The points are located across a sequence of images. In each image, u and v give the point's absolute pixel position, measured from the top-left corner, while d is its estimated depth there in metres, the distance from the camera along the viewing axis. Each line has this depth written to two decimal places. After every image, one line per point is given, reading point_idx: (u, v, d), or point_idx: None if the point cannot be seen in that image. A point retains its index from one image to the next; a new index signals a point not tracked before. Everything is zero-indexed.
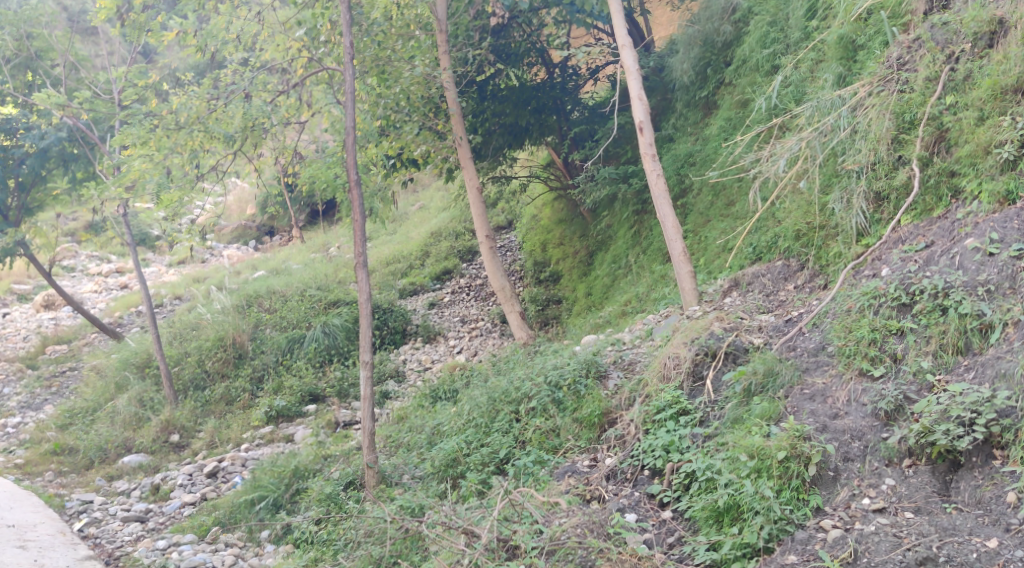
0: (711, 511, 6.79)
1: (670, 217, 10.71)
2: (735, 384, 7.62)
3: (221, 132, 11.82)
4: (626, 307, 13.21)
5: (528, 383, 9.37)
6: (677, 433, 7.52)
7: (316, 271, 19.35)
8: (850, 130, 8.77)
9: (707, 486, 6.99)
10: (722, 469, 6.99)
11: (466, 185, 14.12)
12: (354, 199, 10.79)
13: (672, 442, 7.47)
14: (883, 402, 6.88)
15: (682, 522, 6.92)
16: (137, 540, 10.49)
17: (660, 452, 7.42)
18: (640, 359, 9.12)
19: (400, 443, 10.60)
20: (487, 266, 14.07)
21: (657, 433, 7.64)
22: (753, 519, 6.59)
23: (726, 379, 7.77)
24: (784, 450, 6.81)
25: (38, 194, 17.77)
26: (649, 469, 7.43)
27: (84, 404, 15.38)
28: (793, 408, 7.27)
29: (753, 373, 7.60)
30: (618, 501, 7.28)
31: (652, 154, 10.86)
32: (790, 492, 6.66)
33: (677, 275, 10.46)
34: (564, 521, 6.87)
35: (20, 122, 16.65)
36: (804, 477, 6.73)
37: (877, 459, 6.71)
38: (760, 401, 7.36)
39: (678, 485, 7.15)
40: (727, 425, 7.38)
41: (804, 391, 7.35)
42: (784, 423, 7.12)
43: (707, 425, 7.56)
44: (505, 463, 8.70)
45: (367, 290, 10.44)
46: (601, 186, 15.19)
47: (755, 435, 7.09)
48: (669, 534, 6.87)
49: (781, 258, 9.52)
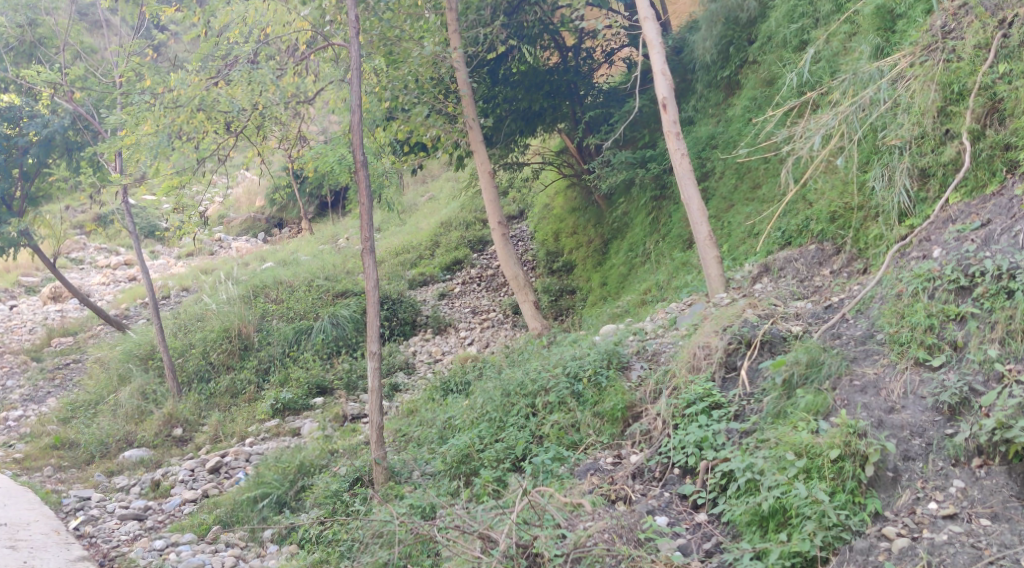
0: (754, 515, 6.24)
1: (695, 200, 10.14)
2: (775, 375, 7.04)
3: (227, 101, 11.10)
4: (645, 296, 12.61)
5: (544, 375, 8.82)
6: (710, 429, 6.96)
7: (324, 262, 18.83)
8: (891, 104, 8.21)
9: (748, 487, 6.44)
10: (765, 469, 6.41)
11: (477, 170, 13.57)
12: (360, 181, 10.16)
13: (706, 438, 6.92)
14: (945, 394, 6.34)
15: (719, 527, 6.39)
16: (134, 539, 10.00)
17: (692, 449, 6.88)
18: (665, 350, 8.54)
19: (410, 437, 10.08)
20: (499, 254, 13.50)
21: (688, 428, 7.07)
22: (803, 525, 6.03)
23: (763, 370, 7.20)
24: (837, 448, 6.23)
25: (41, 184, 17.09)
26: (681, 467, 6.90)
27: (86, 396, 14.91)
28: (844, 401, 6.68)
29: (794, 363, 7.04)
30: (646, 502, 6.76)
31: (676, 132, 10.25)
32: (844, 495, 6.10)
33: (702, 261, 9.89)
34: (590, 526, 6.34)
35: (23, 110, 16.00)
36: (858, 478, 6.16)
37: (942, 458, 6.17)
38: (804, 394, 6.80)
39: (714, 486, 6.62)
40: (768, 420, 6.82)
41: (854, 382, 6.77)
42: (834, 417, 6.57)
43: (743, 420, 7.00)
44: (522, 460, 8.16)
45: (374, 277, 9.90)
46: (617, 171, 14.59)
47: (801, 431, 6.54)
48: (706, 540, 6.33)
49: (814, 242, 8.99)
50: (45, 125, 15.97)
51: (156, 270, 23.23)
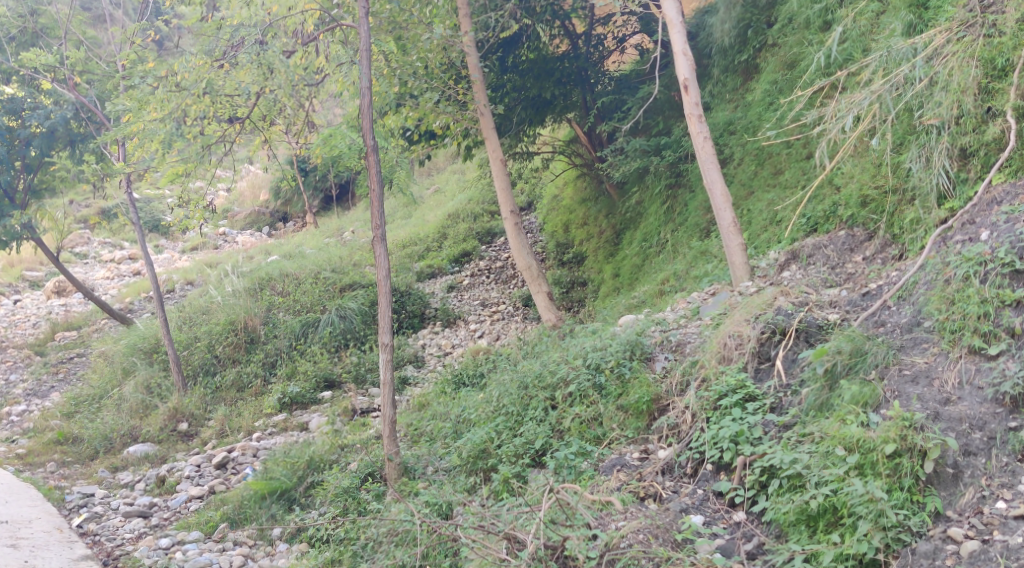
0: (800, 514, 5.92)
1: (718, 185, 9.78)
2: (816, 365, 6.68)
3: (233, 80, 10.86)
4: (662, 286, 12.17)
5: (564, 367, 8.50)
6: (747, 422, 6.63)
7: (330, 254, 18.48)
8: (928, 82, 7.84)
9: (792, 484, 6.11)
10: (812, 465, 6.09)
11: (489, 157, 13.22)
12: (370, 167, 9.80)
13: (742, 432, 6.58)
14: (1005, 385, 5.97)
15: (760, 526, 6.10)
16: (139, 538, 9.67)
17: (727, 444, 6.54)
18: (691, 340, 8.15)
19: (422, 432, 9.75)
20: (511, 244, 13.13)
21: (722, 422, 6.74)
22: (858, 526, 5.72)
23: (800, 360, 6.88)
24: (893, 443, 5.89)
25: (44, 176, 16.58)
26: (714, 463, 6.58)
27: (90, 390, 14.59)
28: (894, 392, 6.34)
29: (837, 353, 6.68)
30: (680, 501, 6.48)
31: (698, 115, 9.91)
32: (902, 494, 5.77)
33: (727, 249, 9.55)
34: (623, 525, 6.05)
35: (25, 101, 15.75)
36: (916, 475, 5.84)
37: (1005, 453, 5.81)
38: (849, 385, 6.45)
39: (752, 483, 6.29)
40: (809, 413, 6.50)
41: (903, 372, 6.44)
42: (885, 410, 6.22)
43: (781, 412, 6.68)
44: (542, 455, 7.82)
45: (385, 267, 9.54)
46: (631, 159, 14.21)
47: (849, 425, 6.19)
48: (747, 540, 6.03)
49: (845, 228, 8.66)
50: (48, 115, 15.68)
51: (160, 264, 22.90)
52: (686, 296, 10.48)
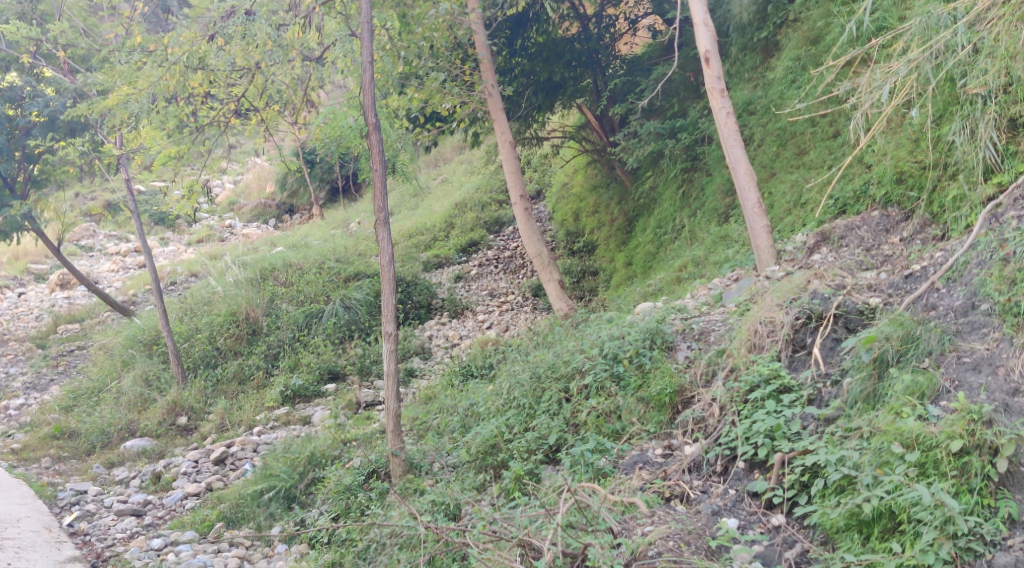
0: (852, 519, 5.41)
1: (742, 163, 9.23)
2: (863, 353, 6.15)
3: (218, 56, 10.49)
4: (680, 272, 11.57)
5: (579, 356, 7.97)
6: (783, 416, 6.11)
7: (335, 244, 17.94)
8: (972, 49, 7.26)
9: (840, 485, 5.61)
10: (862, 464, 5.58)
11: (497, 140, 12.66)
12: (372, 145, 9.25)
13: (779, 427, 6.05)
14: None
15: (802, 530, 5.61)
16: (131, 538, 9.18)
17: (763, 439, 6.02)
18: (715, 328, 7.63)
19: (429, 426, 9.24)
20: (521, 230, 12.56)
21: (755, 415, 6.22)
22: (920, 533, 5.21)
23: (841, 348, 6.36)
24: (961, 440, 5.37)
25: (45, 166, 16.17)
26: (747, 460, 6.06)
27: (89, 384, 14.12)
28: (954, 381, 5.80)
29: (885, 340, 6.14)
30: (711, 502, 5.98)
31: (720, 89, 9.36)
32: (972, 498, 5.25)
33: (751, 231, 9.03)
34: (650, 531, 5.59)
35: (24, 89, 15.11)
36: (987, 474, 5.30)
37: None
38: (901, 375, 5.92)
39: (792, 483, 5.78)
40: (854, 405, 5.98)
41: (962, 360, 5.89)
42: (946, 402, 5.70)
43: (820, 405, 6.15)
44: (556, 451, 7.31)
45: (388, 253, 9.02)
46: (645, 143, 13.66)
47: (903, 420, 5.68)
48: (788, 547, 5.54)
49: (878, 209, 8.18)
50: (48, 104, 15.10)
51: (165, 256, 22.41)
52: (706, 283, 9.95)
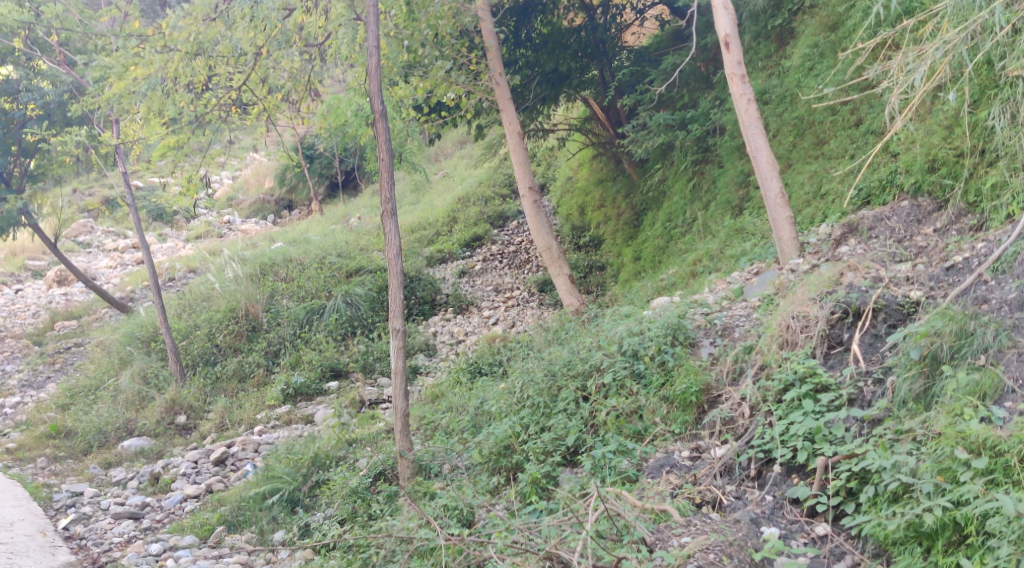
0: (913, 531, 5.09)
1: (764, 152, 8.90)
2: (912, 350, 5.82)
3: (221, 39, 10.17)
4: (694, 266, 11.18)
5: (597, 353, 7.62)
6: (824, 417, 5.81)
7: (336, 239, 17.58)
8: (1011, 30, 6.91)
9: (895, 493, 5.29)
10: (919, 471, 5.26)
11: (505, 130, 12.29)
12: (378, 133, 8.87)
13: (820, 429, 5.76)
14: None
15: (849, 541, 5.33)
16: (128, 542, 8.83)
17: (804, 442, 5.72)
18: (739, 324, 7.31)
19: (437, 426, 8.91)
20: (529, 223, 12.20)
21: (792, 416, 5.92)
22: (991, 547, 4.87)
23: (885, 345, 6.04)
24: None
25: (42, 160, 15.77)
26: (785, 464, 5.78)
27: (87, 381, 13.76)
28: (1018, 379, 5.43)
29: (933, 335, 5.80)
30: (748, 509, 5.70)
31: (741, 75, 9.02)
32: None
33: (773, 223, 8.69)
34: (688, 542, 5.40)
35: (20, 82, 14.74)
36: None
37: None
38: (956, 373, 5.57)
39: (839, 489, 5.48)
40: (900, 406, 5.68)
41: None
42: (1010, 403, 5.36)
43: (863, 405, 5.84)
44: (574, 453, 6.98)
45: (396, 245, 8.66)
46: (654, 135, 13.09)
47: (966, 422, 5.33)
48: (836, 560, 5.28)
49: (907, 198, 7.87)
50: (43, 97, 14.72)
51: (164, 252, 22.01)
52: (724, 277, 9.60)
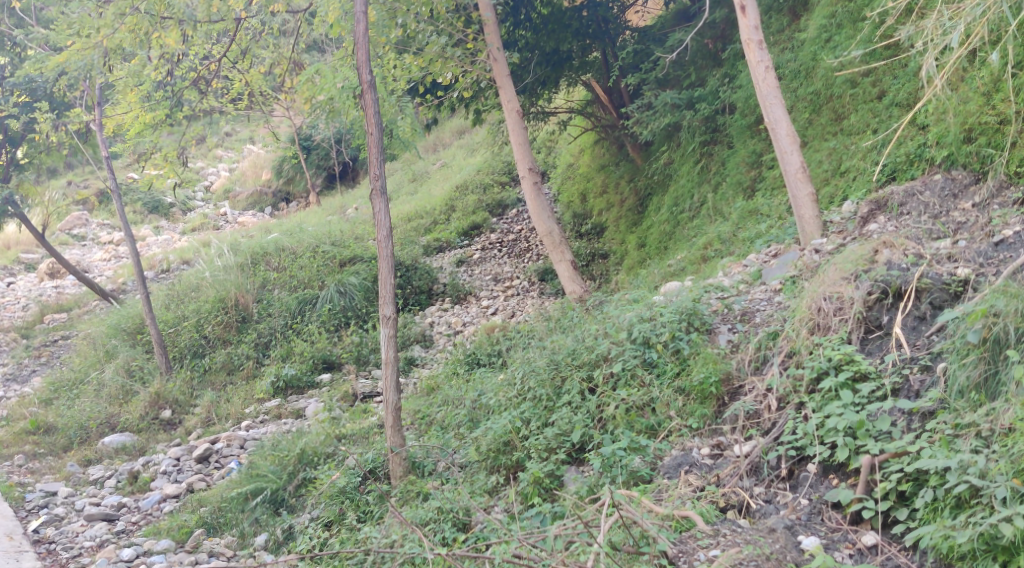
0: (989, 544, 4.45)
1: (784, 124, 8.30)
2: (969, 332, 5.18)
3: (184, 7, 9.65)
4: (705, 251, 10.53)
5: (604, 341, 7.00)
6: (866, 410, 5.22)
7: (330, 228, 16.91)
8: None
9: (961, 498, 4.68)
10: (990, 472, 4.65)
11: (504, 109, 11.59)
12: (366, 106, 8.18)
13: (862, 423, 5.18)
14: None
15: (904, 553, 4.73)
16: (100, 547, 8.19)
17: (845, 438, 5.14)
18: (760, 309, 6.77)
19: (432, 421, 8.28)
20: (529, 207, 11.51)
21: (829, 409, 5.33)
22: None
23: (931, 330, 5.49)
24: None
25: (30, 150, 15.05)
26: (821, 463, 5.21)
27: (71, 374, 13.12)
28: None
29: (994, 315, 5.13)
30: (782, 516, 5.12)
31: (758, 40, 8.38)
32: None
33: (794, 201, 8.09)
34: (718, 555, 4.83)
35: (6, 68, 14.14)
36: None
37: None
38: (1021, 358, 4.91)
39: (889, 493, 4.88)
40: (957, 396, 5.08)
41: None
42: None
43: (910, 395, 5.26)
44: (580, 450, 6.38)
45: (386, 227, 8.01)
46: (660, 115, 12.33)
47: None
48: None
49: (940, 172, 7.28)
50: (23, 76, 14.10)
51: (159, 244, 21.33)
52: (739, 261, 8.97)
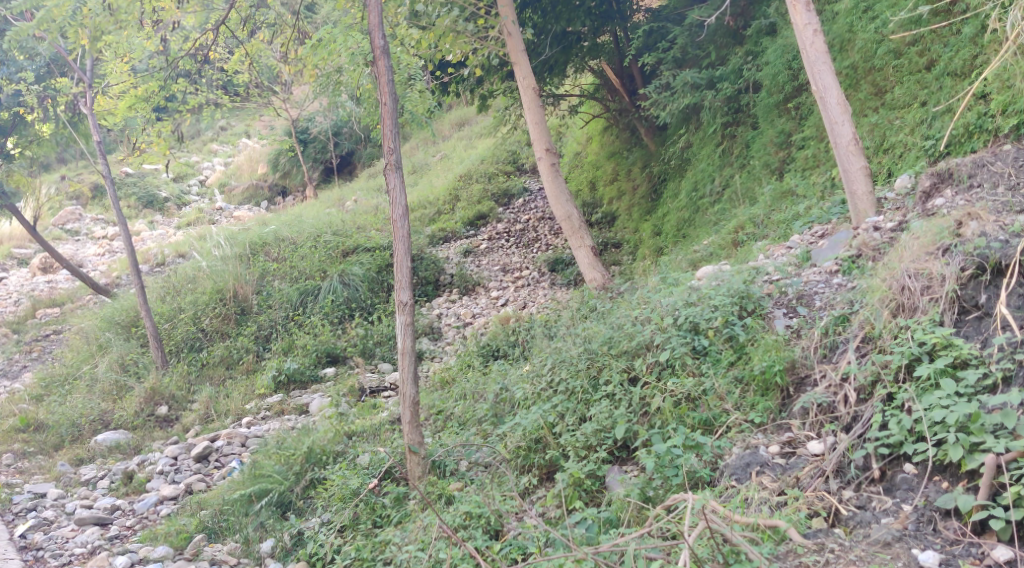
0: None
1: (834, 92, 7.72)
2: None
3: None
4: (735, 235, 9.88)
5: (645, 327, 6.39)
6: (978, 402, 4.73)
7: (332, 217, 16.22)
8: None
9: None
10: None
11: (519, 86, 10.70)
12: (379, 74, 7.47)
13: (976, 416, 4.69)
14: None
15: None
16: (92, 554, 7.51)
17: (958, 435, 4.65)
18: (817, 292, 6.17)
19: (449, 416, 7.65)
20: (547, 189, 10.81)
21: (934, 401, 4.83)
22: None
23: None
24: None
25: (19, 140, 14.09)
26: (928, 463, 4.74)
27: (62, 370, 12.42)
28: None
29: None
30: (885, 526, 4.67)
31: (805, 2, 7.80)
32: None
33: (846, 176, 7.52)
34: None
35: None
36: None
37: None
38: None
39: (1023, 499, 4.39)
40: None
41: None
42: None
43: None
44: (623, 447, 5.82)
45: (402, 204, 7.29)
46: (679, 95, 11.45)
47: None
48: None
49: (1010, 143, 6.68)
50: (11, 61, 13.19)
51: (155, 238, 20.58)
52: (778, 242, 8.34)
